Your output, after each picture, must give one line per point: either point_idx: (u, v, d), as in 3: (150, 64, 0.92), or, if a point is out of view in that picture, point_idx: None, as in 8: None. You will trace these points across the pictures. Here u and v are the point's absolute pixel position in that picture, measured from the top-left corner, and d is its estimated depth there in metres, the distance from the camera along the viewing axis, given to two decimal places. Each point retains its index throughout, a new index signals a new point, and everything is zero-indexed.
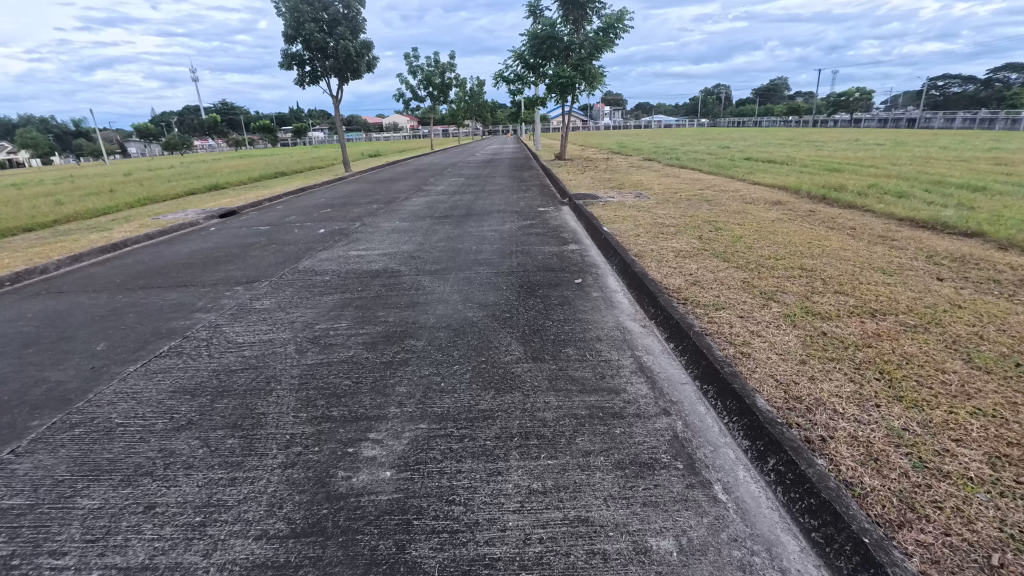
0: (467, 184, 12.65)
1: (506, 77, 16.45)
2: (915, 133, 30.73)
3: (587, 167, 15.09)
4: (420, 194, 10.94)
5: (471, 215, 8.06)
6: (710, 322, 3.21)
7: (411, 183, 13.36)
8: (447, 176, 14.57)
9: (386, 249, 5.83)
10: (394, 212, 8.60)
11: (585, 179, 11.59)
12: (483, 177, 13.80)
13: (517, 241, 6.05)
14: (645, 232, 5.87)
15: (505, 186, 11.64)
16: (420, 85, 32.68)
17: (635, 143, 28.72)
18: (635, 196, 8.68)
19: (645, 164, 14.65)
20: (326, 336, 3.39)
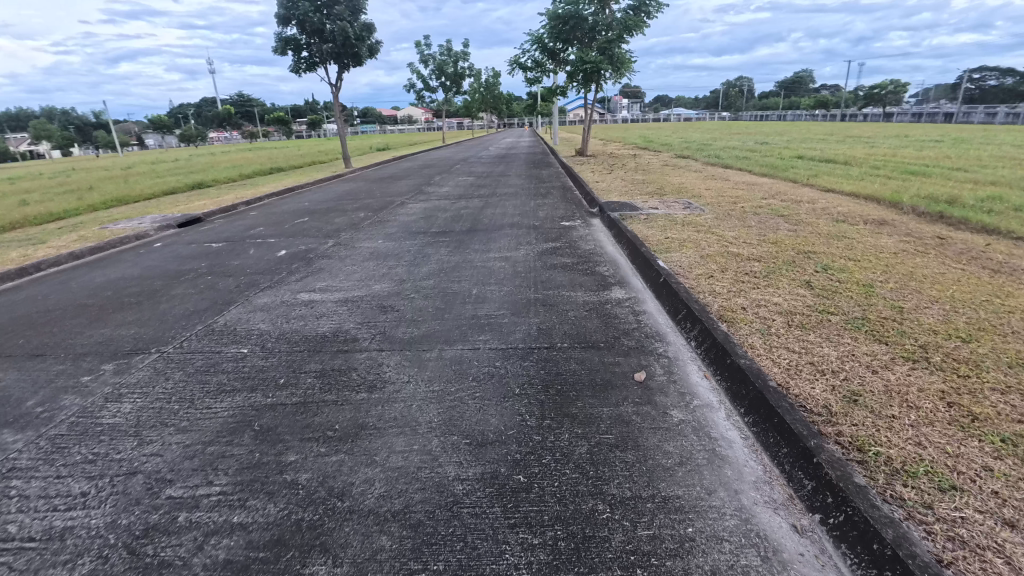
0: (476, 184, 10.84)
1: (522, 63, 14.62)
2: (970, 129, 28.08)
3: (614, 164, 13.18)
4: (419, 197, 9.19)
5: (476, 227, 6.26)
6: (962, 550, 1.51)
7: (412, 183, 11.60)
8: (454, 174, 12.80)
9: (350, 288, 4.07)
10: (380, 223, 6.85)
11: (616, 181, 9.68)
12: (496, 176, 11.97)
13: (536, 275, 4.23)
14: (722, 270, 4.04)
15: (519, 188, 9.81)
16: (431, 75, 30.95)
17: (659, 137, 26.71)
18: (686, 206, 6.78)
19: (682, 162, 12.69)
20: (150, 548, 1.67)
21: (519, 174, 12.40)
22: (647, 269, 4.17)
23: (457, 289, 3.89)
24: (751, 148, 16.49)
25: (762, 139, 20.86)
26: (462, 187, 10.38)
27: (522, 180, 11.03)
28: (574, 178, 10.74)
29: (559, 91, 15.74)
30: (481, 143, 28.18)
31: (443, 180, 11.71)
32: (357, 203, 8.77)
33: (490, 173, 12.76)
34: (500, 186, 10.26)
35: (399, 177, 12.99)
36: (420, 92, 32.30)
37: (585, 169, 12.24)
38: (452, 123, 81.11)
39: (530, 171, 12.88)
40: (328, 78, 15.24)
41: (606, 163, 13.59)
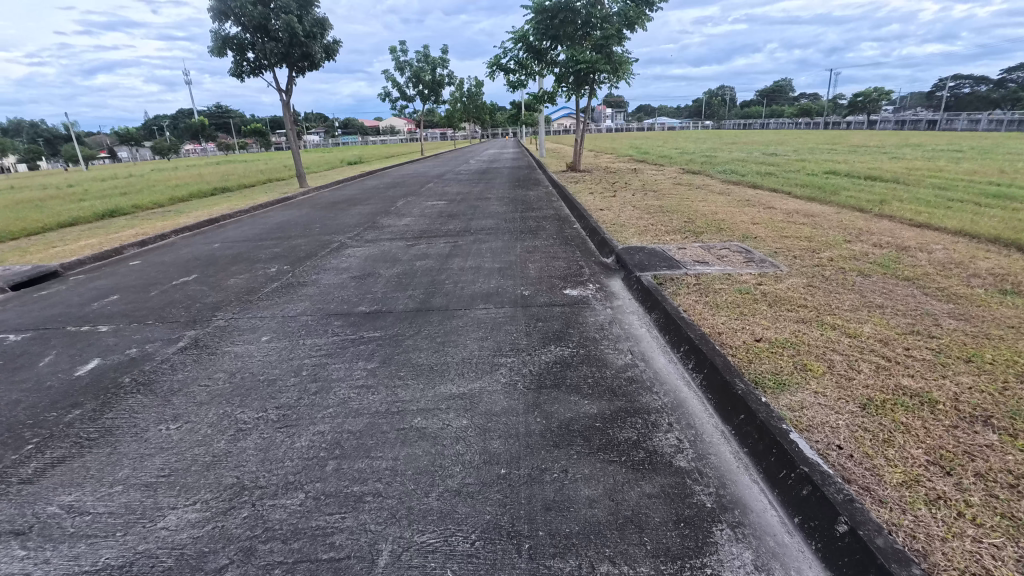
0: (446, 210, 8.51)
1: (504, 65, 12.48)
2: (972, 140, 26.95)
3: (616, 183, 11.01)
4: (367, 233, 6.82)
5: (430, 297, 3.91)
6: None
7: (369, 208, 9.19)
8: (423, 196, 10.45)
9: (103, 537, 1.75)
10: (290, 288, 4.47)
11: (626, 208, 7.43)
12: (473, 200, 9.68)
13: (532, 469, 1.93)
14: (948, 473, 1.82)
15: (502, 219, 7.52)
16: (408, 83, 28.80)
17: (652, 148, 24.85)
18: (748, 257, 4.52)
19: (697, 179, 10.57)
20: None
21: (502, 196, 10.14)
22: (772, 456, 1.93)
23: (341, 557, 1.59)
24: (764, 160, 14.55)
25: (767, 150, 19.03)
26: (426, 216, 8.03)
27: (506, 207, 8.77)
28: (572, 202, 8.46)
29: (547, 97, 13.62)
30: (460, 156, 25.96)
31: (406, 204, 9.36)
32: (279, 246, 6.36)
33: (467, 194, 10.50)
34: (478, 215, 7.96)
35: (356, 200, 10.60)
36: (395, 101, 30.00)
37: (583, 190, 10.03)
38: (434, 134, 78.89)
39: (516, 193, 10.65)
40: (275, 82, 12.83)
41: (605, 181, 11.41)
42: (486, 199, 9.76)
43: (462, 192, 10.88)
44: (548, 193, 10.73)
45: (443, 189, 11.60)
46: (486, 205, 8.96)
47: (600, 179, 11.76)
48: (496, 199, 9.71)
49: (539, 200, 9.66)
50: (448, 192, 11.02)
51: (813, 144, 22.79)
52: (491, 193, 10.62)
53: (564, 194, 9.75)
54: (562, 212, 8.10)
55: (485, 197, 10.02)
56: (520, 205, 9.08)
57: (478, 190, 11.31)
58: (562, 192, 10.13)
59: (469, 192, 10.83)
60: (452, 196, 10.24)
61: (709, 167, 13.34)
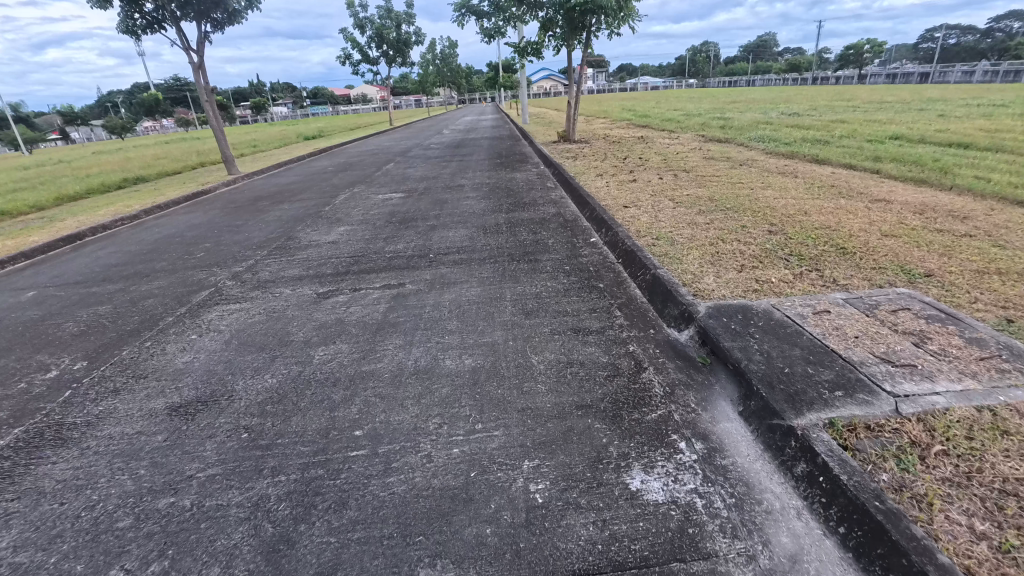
0: (400, 208, 5.99)
1: (475, 7, 9.72)
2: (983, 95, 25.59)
3: (626, 157, 8.53)
4: (267, 262, 4.31)
5: (299, 527, 1.56)
6: None
7: (295, 208, 6.59)
8: (374, 185, 7.83)
9: None
10: (24, 457, 2.07)
11: (664, 203, 5.00)
12: (441, 188, 7.14)
13: None
14: None
15: (480, 222, 5.04)
16: (370, 43, 25.36)
17: (646, 111, 22.11)
18: (980, 346, 2.19)
19: (732, 151, 8.13)
20: None
21: (479, 181, 7.64)
22: None
23: None
24: (792, 122, 12.12)
25: (783, 109, 16.60)
26: (371, 219, 5.52)
27: (485, 199, 6.26)
28: (579, 190, 5.97)
29: (532, 49, 10.84)
30: (432, 125, 22.92)
31: (349, 200, 6.79)
32: (117, 298, 3.88)
33: (431, 180, 7.93)
34: (445, 215, 5.46)
35: (286, 193, 7.97)
36: (357, 64, 26.48)
37: (587, 170, 7.54)
38: (409, 100, 74.06)
39: (499, 175, 8.11)
40: (180, 39, 9.85)
41: (611, 154, 8.88)
42: (459, 186, 7.23)
43: (427, 177, 8.31)
44: (540, 173, 8.21)
45: (405, 173, 9.00)
46: (457, 198, 6.45)
47: (604, 152, 9.21)
48: (471, 187, 7.17)
49: (529, 185, 7.15)
50: (410, 177, 8.41)
51: (824, 101, 20.45)
52: (466, 176, 8.06)
53: (562, 176, 7.22)
54: (567, 206, 5.63)
55: (454, 183, 7.49)
56: (504, 195, 6.57)
57: (450, 172, 8.75)
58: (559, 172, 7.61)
59: (437, 177, 8.24)
60: (414, 184, 7.67)
61: (732, 132, 10.86)
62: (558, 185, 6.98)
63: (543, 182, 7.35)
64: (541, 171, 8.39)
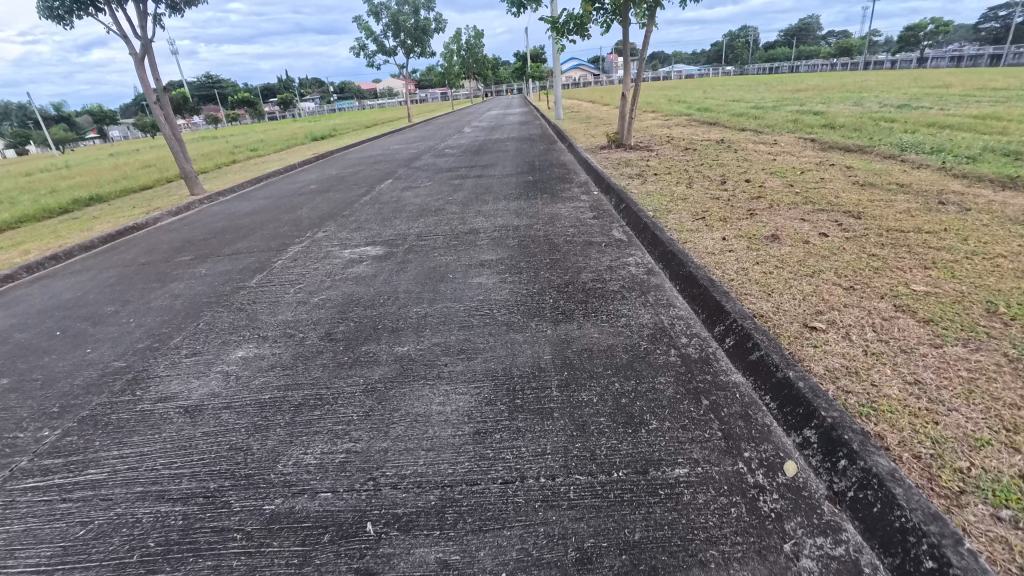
0: (364, 285, 3.47)
1: None
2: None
3: (717, 173, 5.80)
4: (16, 498, 1.88)
5: None
6: None
7: (212, 276, 4.16)
8: (349, 223, 5.37)
9: None
10: None
11: (894, 320, 2.34)
12: (443, 231, 4.58)
13: None
14: None
15: (498, 347, 2.46)
16: (386, 32, 22.95)
17: (697, 101, 19.12)
18: None
19: (889, 169, 5.31)
20: None
21: (502, 214, 5.04)
22: None
23: None
24: (922, 118, 9.01)
25: (883, 100, 13.39)
26: (301, 322, 3.01)
27: (510, 261, 3.64)
28: (681, 253, 3.30)
29: (574, 24, 8.14)
30: (452, 122, 20.41)
31: (297, 257, 4.32)
32: None
33: (432, 214, 5.40)
34: (434, 314, 2.89)
35: (228, 234, 5.57)
36: (372, 56, 24.13)
37: (667, 198, 4.87)
38: (435, 94, 71.86)
39: (533, 203, 5.48)
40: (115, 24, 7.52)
41: (695, 168, 6.13)
42: (471, 227, 4.65)
43: (430, 206, 5.78)
44: (593, 199, 5.54)
45: (401, 197, 6.49)
46: (463, 255, 3.87)
47: (681, 165, 6.45)
48: (488, 228, 4.57)
49: (581, 223, 4.50)
50: (404, 206, 5.88)
51: (922, 89, 16.96)
52: (483, 207, 5.48)
53: (633, 210, 4.54)
54: (664, 293, 2.98)
55: (466, 220, 4.91)
56: (542, 246, 3.94)
57: (463, 197, 6.19)
58: (625, 200, 4.92)
59: (444, 206, 5.69)
60: (405, 220, 5.14)
61: (850, 131, 7.92)
62: (630, 227, 4.30)
63: (601, 218, 4.67)
64: (591, 196, 5.75)
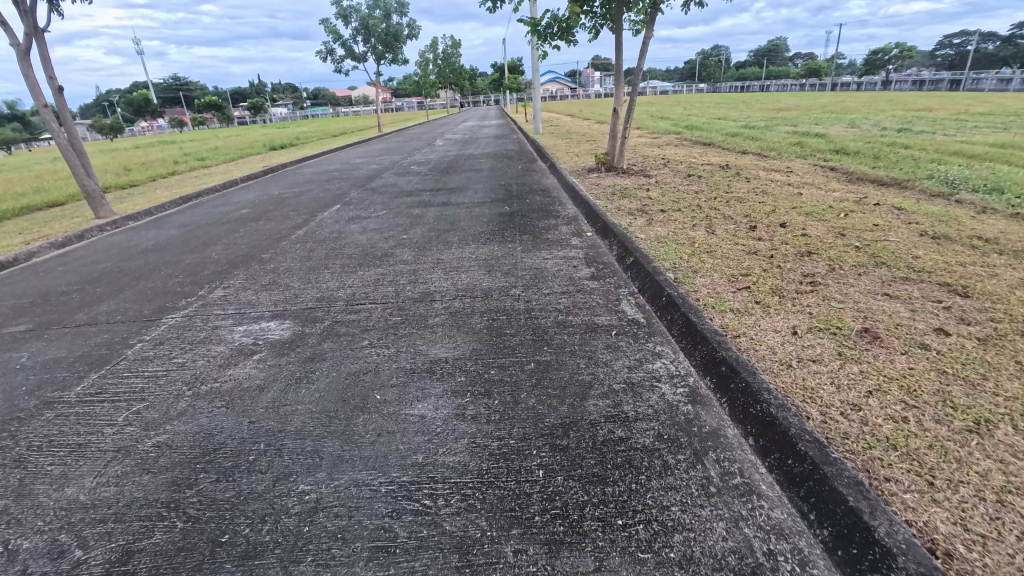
0: (239, 410, 2.15)
1: None
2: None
3: (736, 208, 4.67)
4: None
5: None
6: None
7: (27, 370, 2.76)
8: (265, 271, 4.01)
9: None
10: None
11: None
12: (382, 295, 3.27)
13: None
14: None
15: None
16: (354, 36, 21.58)
17: (681, 117, 18.35)
18: None
19: (950, 213, 4.28)
20: None
21: (466, 264, 3.74)
22: None
23: None
24: (937, 145, 8.20)
25: (876, 123, 12.73)
26: (92, 516, 1.66)
27: (472, 364, 2.35)
28: (743, 365, 2.09)
29: (559, 28, 7.02)
30: (424, 133, 19.12)
31: (165, 338, 2.95)
32: None
33: (375, 257, 4.06)
34: (328, 509, 1.59)
35: (100, 286, 4.13)
36: (340, 61, 22.69)
37: (685, 248, 3.70)
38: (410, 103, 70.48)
39: (507, 244, 4.19)
40: None
41: (709, 202, 4.97)
42: (422, 287, 3.35)
43: (374, 245, 4.44)
44: (585, 239, 4.28)
45: (342, 229, 5.12)
46: (402, 347, 2.57)
47: (689, 195, 5.28)
48: (445, 290, 3.26)
49: (576, 285, 3.25)
50: (343, 245, 4.53)
51: (908, 112, 16.56)
52: (443, 248, 4.17)
53: (644, 265, 3.30)
54: (732, 452, 1.76)
55: (418, 273, 3.61)
56: (522, 329, 2.65)
57: (419, 230, 4.84)
58: (631, 247, 3.67)
59: (391, 246, 4.35)
60: (336, 271, 3.80)
61: (869, 158, 6.98)
62: (645, 295, 3.06)
63: (602, 275, 3.40)
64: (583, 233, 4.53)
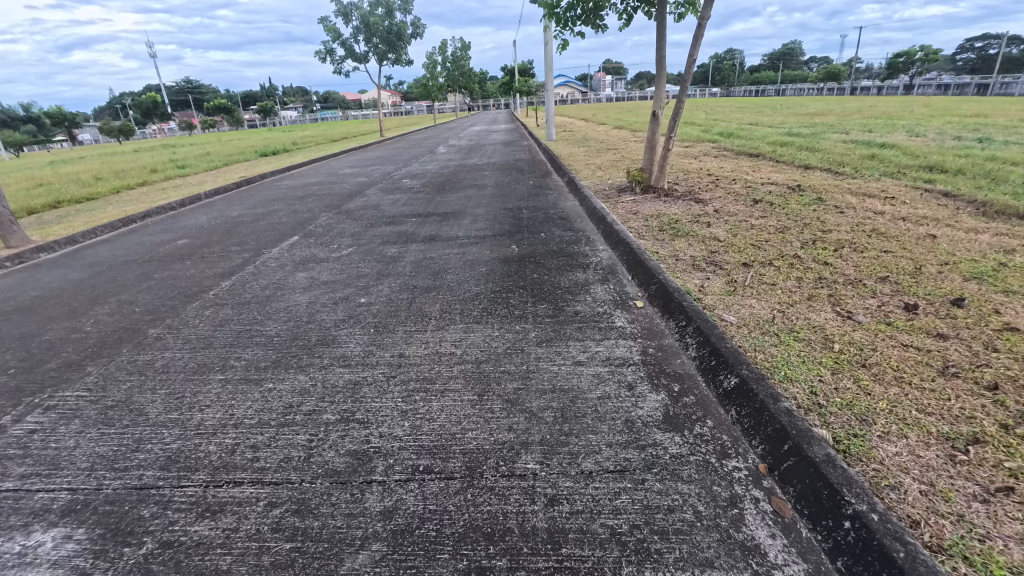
0: None
1: None
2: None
3: (858, 262, 3.11)
4: None
5: None
6: None
7: None
8: (127, 371, 2.52)
9: None
10: None
11: None
12: (280, 456, 1.77)
13: None
14: None
15: None
16: (355, 35, 20.25)
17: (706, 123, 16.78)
18: None
19: None
20: None
21: (443, 371, 2.21)
22: None
23: None
24: None
25: (940, 130, 11.06)
26: None
27: None
28: None
29: (583, 9, 5.52)
30: (427, 139, 17.73)
31: None
32: None
33: (305, 348, 2.56)
34: None
35: None
36: (339, 62, 21.37)
37: (816, 352, 2.17)
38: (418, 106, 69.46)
39: (514, 323, 2.65)
40: None
41: (808, 248, 3.41)
42: (357, 437, 1.83)
43: (313, 315, 2.94)
44: (636, 315, 2.72)
45: (281, 280, 3.64)
46: None
47: (774, 234, 3.70)
48: (396, 451, 1.74)
49: (642, 445, 1.72)
50: (269, 314, 3.05)
51: (963, 118, 14.80)
52: (414, 329, 2.65)
53: (770, 410, 1.76)
54: None
55: (360, 393, 2.11)
56: None
57: (386, 286, 3.33)
58: (727, 353, 2.13)
59: (337, 319, 2.85)
60: (231, 380, 2.31)
61: (984, 179, 5.39)
62: (787, 489, 1.53)
63: (686, 419, 1.85)
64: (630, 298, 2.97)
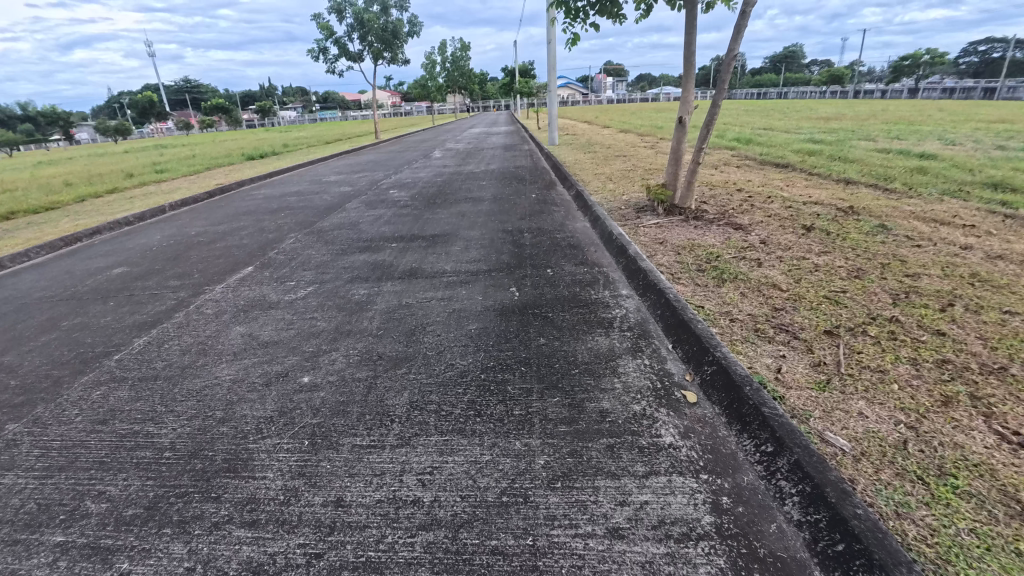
0: None
1: None
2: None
3: (983, 334, 2.27)
4: None
5: None
6: None
7: None
8: None
9: None
10: None
11: None
12: None
13: None
14: None
15: None
16: (349, 33, 19.44)
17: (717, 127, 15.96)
18: None
19: None
20: None
21: (396, 552, 1.37)
22: None
23: None
24: None
25: (977, 138, 10.19)
26: None
27: None
28: None
29: None
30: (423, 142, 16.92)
31: None
32: None
33: (201, 478, 1.73)
34: None
35: None
36: (333, 60, 20.56)
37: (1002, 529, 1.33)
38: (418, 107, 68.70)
39: (513, 436, 1.80)
40: None
41: (906, 306, 2.56)
42: None
43: (232, 408, 2.11)
44: (690, 421, 1.87)
45: (210, 339, 2.80)
46: None
47: (851, 282, 2.86)
48: None
49: None
50: (175, 401, 2.21)
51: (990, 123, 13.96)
52: (365, 443, 1.81)
53: None
54: None
55: None
56: None
57: (341, 353, 2.49)
58: (867, 537, 1.28)
59: (262, 418, 2.01)
60: (68, 552, 1.48)
61: None
62: None
63: None
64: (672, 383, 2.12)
